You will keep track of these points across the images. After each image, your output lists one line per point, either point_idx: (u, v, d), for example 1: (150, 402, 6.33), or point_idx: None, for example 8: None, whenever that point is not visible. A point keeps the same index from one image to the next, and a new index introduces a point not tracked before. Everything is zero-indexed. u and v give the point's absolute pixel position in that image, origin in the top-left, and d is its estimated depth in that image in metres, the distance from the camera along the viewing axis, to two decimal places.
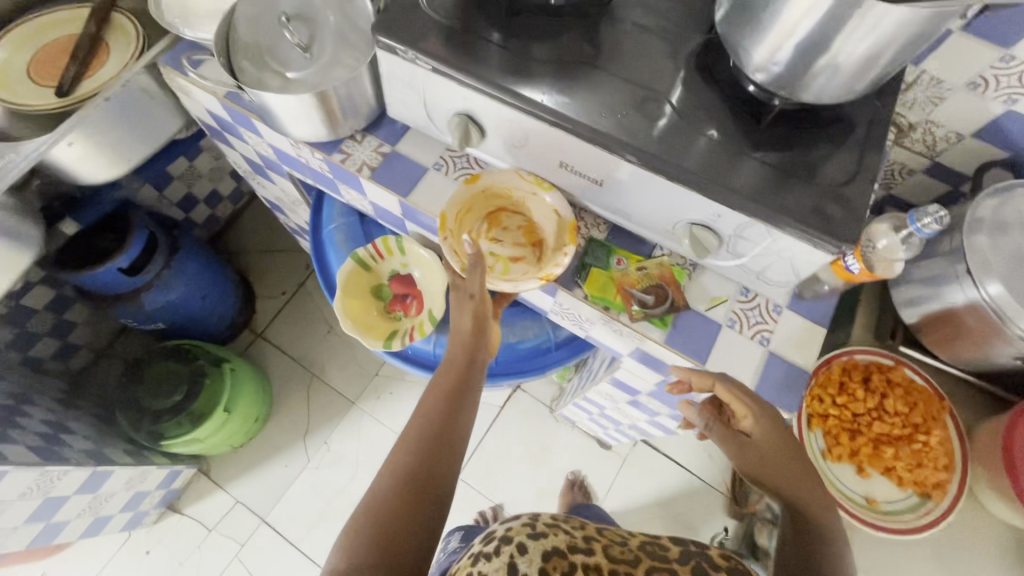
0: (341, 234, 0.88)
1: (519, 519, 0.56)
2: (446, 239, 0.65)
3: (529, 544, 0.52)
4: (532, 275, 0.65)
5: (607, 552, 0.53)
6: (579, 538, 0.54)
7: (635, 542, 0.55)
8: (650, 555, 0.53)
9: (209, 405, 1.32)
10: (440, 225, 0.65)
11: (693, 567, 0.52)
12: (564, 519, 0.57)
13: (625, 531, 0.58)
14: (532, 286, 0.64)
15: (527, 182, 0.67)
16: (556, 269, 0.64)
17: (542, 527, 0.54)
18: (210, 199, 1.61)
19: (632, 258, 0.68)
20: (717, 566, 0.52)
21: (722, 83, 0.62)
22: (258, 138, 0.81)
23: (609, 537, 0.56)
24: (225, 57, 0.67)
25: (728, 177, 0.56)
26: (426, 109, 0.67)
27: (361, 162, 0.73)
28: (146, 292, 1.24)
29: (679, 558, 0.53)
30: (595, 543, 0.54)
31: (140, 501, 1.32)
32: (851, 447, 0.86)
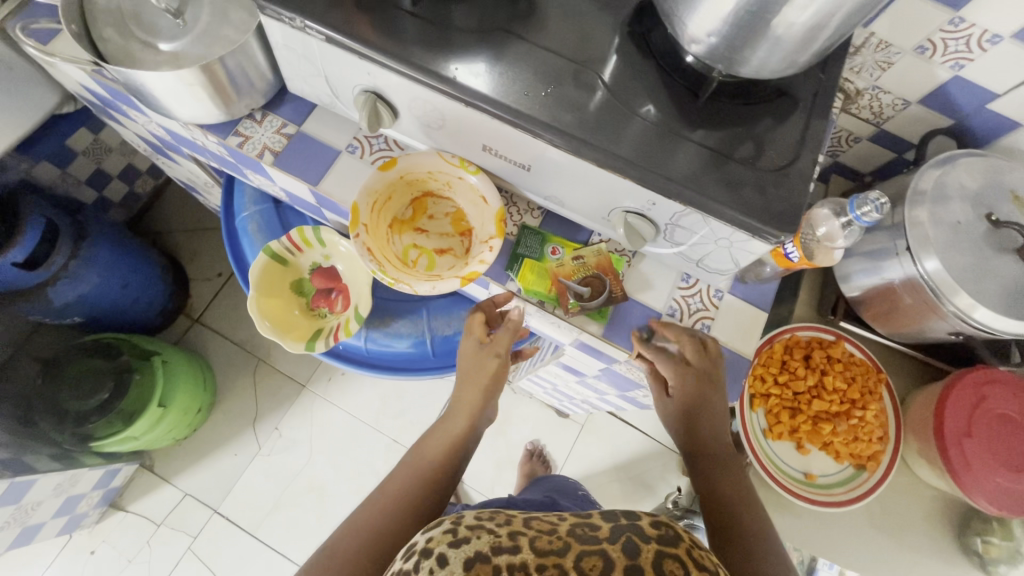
0: (255, 223, 0.79)
1: (441, 526, 0.48)
2: (359, 236, 0.57)
3: (451, 553, 0.44)
4: (453, 274, 0.59)
5: (534, 545, 0.45)
6: (503, 536, 0.46)
7: (564, 529, 0.48)
8: (579, 539, 0.46)
9: (141, 402, 1.24)
10: (350, 222, 0.57)
11: (623, 542, 0.45)
12: (488, 518, 0.49)
13: (556, 516, 0.51)
14: (451, 288, 0.58)
15: (452, 166, 0.60)
16: (480, 267, 0.58)
17: (465, 532, 0.47)
18: (125, 175, 1.46)
19: (567, 248, 0.63)
20: (648, 538, 0.45)
21: (659, 54, 0.55)
22: (145, 117, 0.71)
23: (535, 529, 0.48)
24: (78, 27, 0.56)
25: (662, 164, 0.51)
26: (329, 84, 0.58)
27: (262, 145, 0.64)
28: (53, 286, 1.12)
29: (609, 536, 0.46)
30: (521, 537, 0.46)
31: (75, 504, 1.25)
32: (792, 425, 0.92)
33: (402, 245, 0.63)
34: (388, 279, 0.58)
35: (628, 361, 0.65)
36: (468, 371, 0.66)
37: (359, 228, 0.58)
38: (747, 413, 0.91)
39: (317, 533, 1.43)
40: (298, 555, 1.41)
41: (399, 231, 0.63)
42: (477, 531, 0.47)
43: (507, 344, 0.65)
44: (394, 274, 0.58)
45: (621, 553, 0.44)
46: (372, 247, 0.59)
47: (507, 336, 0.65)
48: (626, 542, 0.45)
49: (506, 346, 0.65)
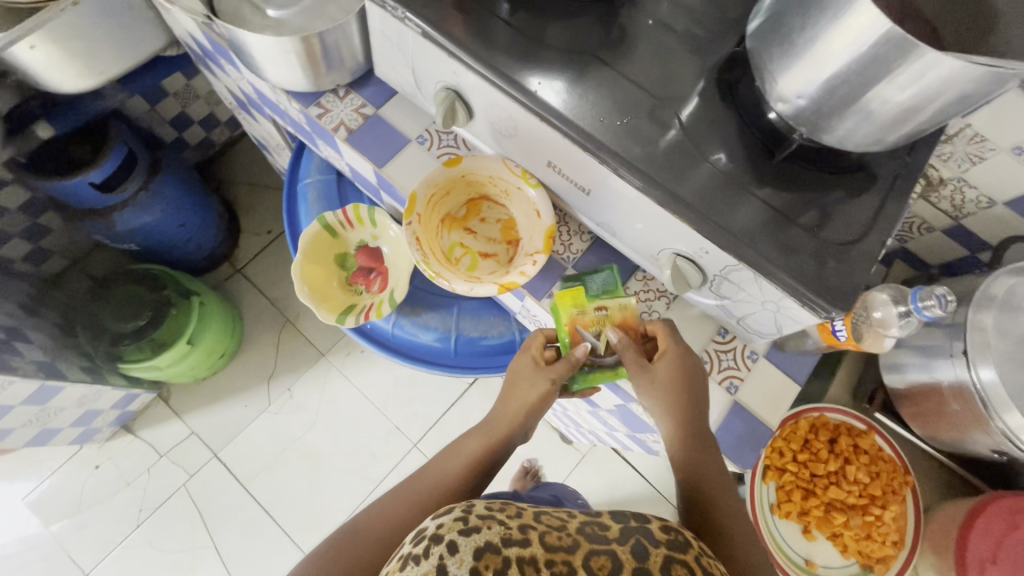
0: (315, 191, 0.82)
1: (451, 513, 0.48)
2: (410, 225, 0.58)
3: (461, 541, 0.45)
4: (492, 281, 0.60)
5: (543, 540, 0.46)
6: (514, 528, 0.47)
7: (573, 527, 0.49)
8: (589, 538, 0.47)
9: (172, 335, 1.29)
10: (405, 206, 0.58)
11: (633, 544, 0.47)
12: (498, 508, 0.49)
13: (564, 513, 0.52)
14: (489, 294, 0.59)
15: (513, 174, 0.60)
16: (521, 280, 0.58)
17: (475, 521, 0.47)
18: (205, 122, 1.54)
19: (606, 298, 0.60)
20: (658, 543, 0.47)
21: (740, 102, 0.55)
22: (239, 74, 0.75)
23: (545, 523, 0.49)
24: None
25: (723, 214, 0.51)
26: (414, 75, 0.60)
27: (339, 121, 0.66)
28: (119, 211, 1.19)
29: (619, 538, 0.48)
30: (530, 531, 0.47)
31: (92, 419, 1.30)
32: (802, 507, 0.90)
33: (448, 242, 0.64)
34: (429, 272, 0.59)
35: None
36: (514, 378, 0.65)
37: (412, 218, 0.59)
38: (757, 484, 0.90)
39: (306, 498, 1.45)
40: (282, 518, 1.44)
41: (449, 228, 0.64)
42: (488, 521, 0.47)
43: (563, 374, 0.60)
44: (435, 270, 0.59)
45: (630, 556, 0.46)
46: (421, 238, 0.60)
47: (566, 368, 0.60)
48: (635, 544, 0.47)
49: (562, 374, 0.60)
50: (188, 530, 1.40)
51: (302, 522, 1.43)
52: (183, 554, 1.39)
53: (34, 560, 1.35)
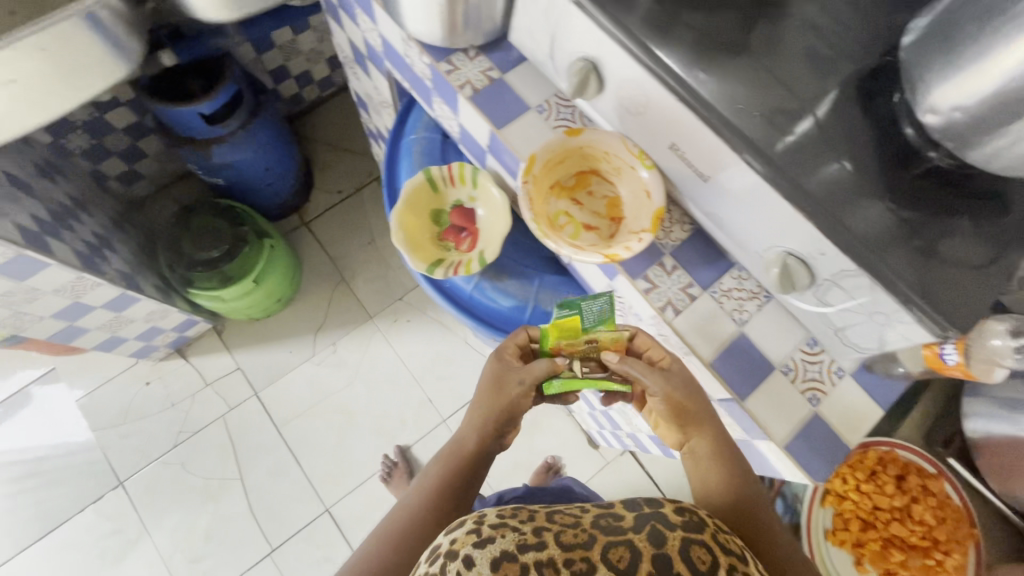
0: (420, 147, 0.85)
1: (464, 527, 0.53)
2: (527, 183, 0.61)
3: (478, 554, 0.50)
4: (595, 250, 0.60)
5: (559, 540, 0.51)
6: (528, 534, 0.52)
7: (586, 522, 0.54)
8: (603, 532, 0.53)
9: (241, 272, 1.34)
10: (525, 161, 0.60)
11: (649, 531, 0.52)
12: (510, 515, 0.54)
13: (576, 509, 0.57)
14: (592, 260, 0.59)
15: (630, 154, 0.62)
16: (625, 252, 0.59)
17: (489, 533, 0.52)
18: (300, 78, 1.62)
19: (601, 330, 0.63)
20: (674, 525, 0.52)
21: (876, 110, 0.55)
22: (371, 25, 0.79)
23: (559, 523, 0.54)
24: None
25: (843, 213, 0.51)
26: (551, 45, 0.62)
27: (466, 79, 0.69)
28: (218, 145, 1.25)
29: (634, 526, 0.53)
30: (545, 533, 0.52)
31: (153, 335, 1.36)
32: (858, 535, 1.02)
33: (554, 208, 0.65)
34: (537, 232, 0.61)
35: (721, 402, 0.64)
36: (493, 382, 0.66)
37: (531, 172, 0.61)
38: (819, 505, 1.03)
39: (333, 451, 1.49)
40: (308, 466, 1.47)
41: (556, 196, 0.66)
42: (501, 530, 0.52)
43: (538, 375, 0.64)
44: (543, 230, 0.61)
45: (647, 543, 0.51)
46: (534, 198, 0.62)
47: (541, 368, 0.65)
48: (651, 530, 0.52)
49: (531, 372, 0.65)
50: (220, 462, 1.45)
51: (325, 474, 1.47)
52: (211, 482, 1.44)
53: (77, 459, 1.43)
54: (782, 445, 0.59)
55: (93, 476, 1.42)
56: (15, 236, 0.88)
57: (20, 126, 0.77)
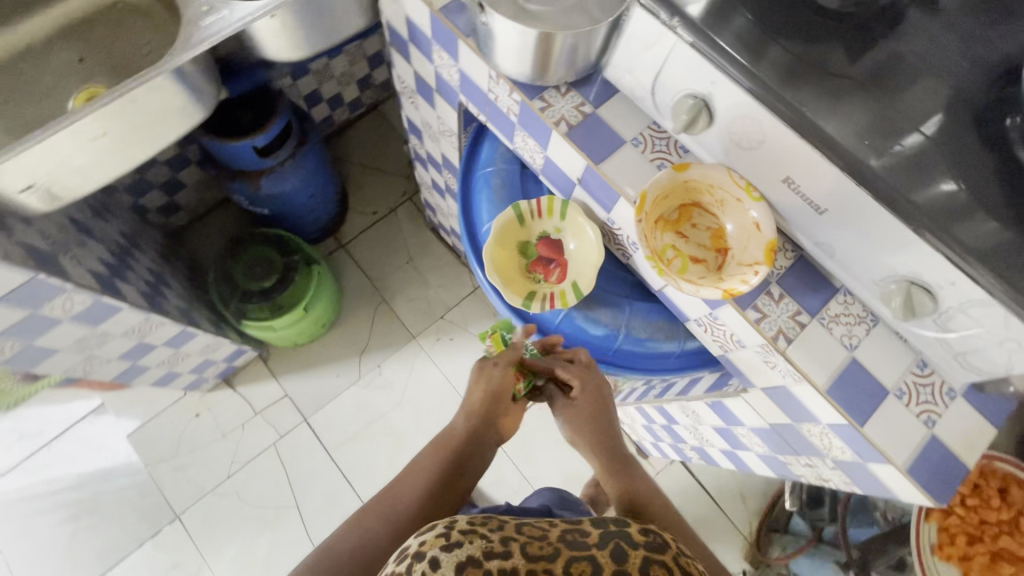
0: (498, 180, 0.86)
1: (434, 529, 0.55)
2: (640, 222, 0.63)
3: (444, 558, 0.52)
4: (712, 285, 0.62)
5: (525, 552, 0.54)
6: (495, 543, 0.54)
7: (554, 535, 0.57)
8: (568, 546, 0.55)
9: (291, 300, 1.35)
10: (637, 201, 0.62)
11: (611, 548, 0.54)
12: (480, 522, 0.56)
13: (546, 521, 0.59)
14: (713, 296, 0.61)
15: (738, 187, 0.63)
16: (742, 287, 0.61)
17: (457, 537, 0.54)
18: (332, 101, 1.62)
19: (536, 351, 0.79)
20: (636, 544, 0.54)
21: (986, 130, 0.55)
22: (450, 61, 0.79)
23: (527, 534, 0.56)
24: None
25: (954, 230, 0.52)
26: (654, 82, 0.63)
27: (560, 115, 0.69)
28: (266, 176, 1.25)
29: (598, 542, 0.55)
30: (513, 543, 0.54)
31: (206, 368, 1.36)
32: (965, 551, 0.89)
33: (662, 242, 0.67)
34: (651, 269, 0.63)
35: (832, 427, 0.65)
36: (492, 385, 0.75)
37: (642, 211, 0.63)
38: (919, 521, 0.92)
39: (386, 473, 1.49)
40: (362, 489, 1.47)
41: (662, 230, 0.67)
42: (470, 536, 0.54)
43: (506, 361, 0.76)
44: (659, 267, 0.62)
45: (610, 559, 0.53)
46: (646, 235, 0.64)
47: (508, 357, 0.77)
48: (616, 548, 0.54)
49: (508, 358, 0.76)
50: (274, 490, 1.45)
51: None
52: (268, 510, 1.43)
53: (133, 494, 1.43)
54: (902, 468, 0.60)
55: (150, 510, 1.42)
56: (93, 283, 0.89)
57: (109, 176, 0.77)
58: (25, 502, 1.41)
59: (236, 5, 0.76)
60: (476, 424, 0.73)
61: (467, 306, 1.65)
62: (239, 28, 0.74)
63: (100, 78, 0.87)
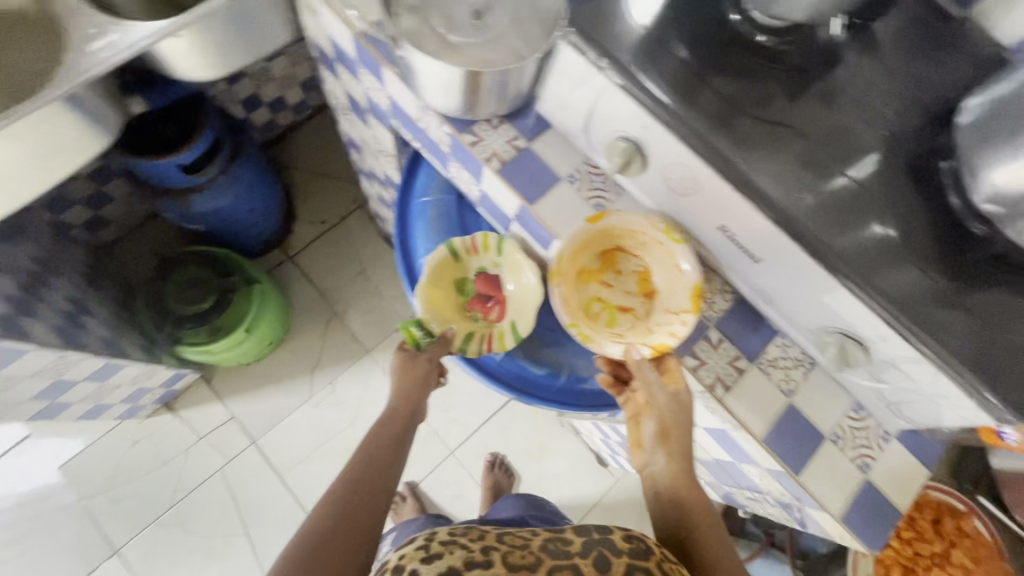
0: (436, 210, 0.82)
1: (413, 544, 0.59)
2: (556, 286, 0.62)
3: (423, 569, 0.55)
4: (638, 343, 0.61)
5: (505, 560, 0.56)
6: (476, 552, 0.57)
7: (536, 543, 0.60)
8: (551, 556, 0.57)
9: (230, 322, 1.27)
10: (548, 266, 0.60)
11: (594, 557, 0.57)
12: (460, 534, 0.60)
13: (529, 533, 0.62)
14: (638, 355, 0.61)
15: (657, 231, 0.60)
16: (670, 342, 0.60)
17: (437, 549, 0.58)
18: (274, 105, 1.53)
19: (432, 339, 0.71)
20: (619, 552, 0.57)
21: (917, 176, 0.54)
22: (377, 87, 0.74)
23: (507, 543, 0.59)
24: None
25: (875, 279, 0.51)
26: (587, 120, 0.59)
27: (491, 151, 0.65)
28: (197, 193, 1.17)
29: (581, 552, 0.58)
30: (493, 553, 0.57)
31: (140, 396, 1.28)
32: None
33: (586, 296, 0.65)
34: (575, 331, 0.61)
35: (771, 471, 0.64)
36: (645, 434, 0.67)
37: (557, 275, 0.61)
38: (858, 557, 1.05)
39: None
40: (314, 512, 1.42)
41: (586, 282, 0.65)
42: (449, 548, 0.58)
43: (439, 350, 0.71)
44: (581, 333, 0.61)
45: (591, 567, 0.56)
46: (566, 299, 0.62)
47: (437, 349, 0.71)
48: (598, 557, 0.57)
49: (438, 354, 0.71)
50: (221, 517, 1.39)
51: None
52: (214, 540, 1.37)
53: (67, 529, 1.35)
54: (837, 514, 0.60)
55: (85, 544, 1.34)
56: None
57: None
58: None
59: (128, 28, 0.67)
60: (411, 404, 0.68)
61: None
62: (136, 53, 0.67)
63: None
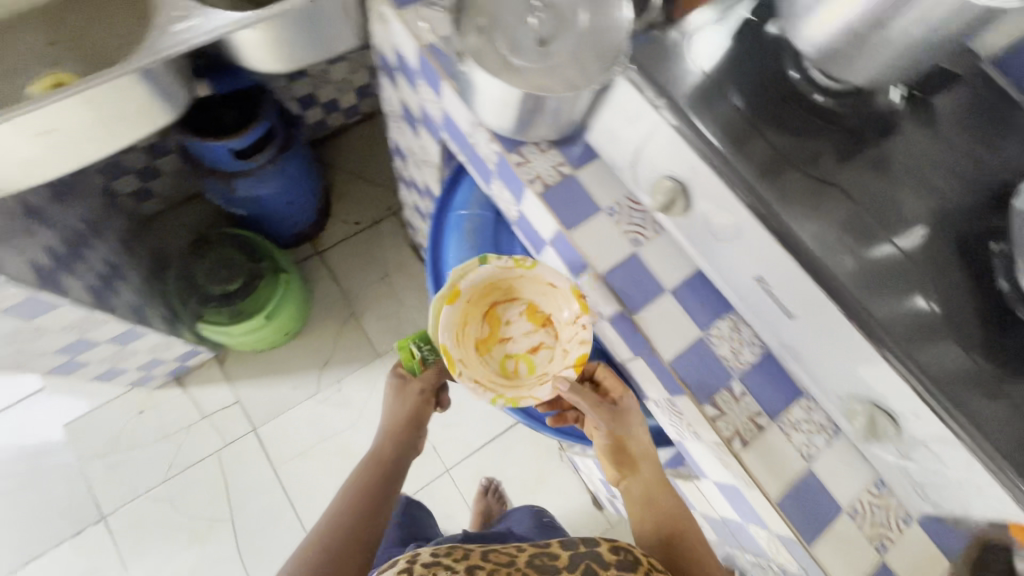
0: (472, 224, 0.83)
1: (401, 564, 0.64)
2: (462, 373, 0.66)
3: None
4: (563, 367, 0.68)
5: None
6: (462, 569, 0.63)
7: (521, 560, 0.66)
8: (536, 567, 0.64)
9: (252, 306, 1.29)
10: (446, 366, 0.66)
11: (581, 569, 0.63)
12: (444, 554, 0.65)
13: (513, 548, 0.68)
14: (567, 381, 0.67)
15: (513, 269, 0.70)
16: (585, 348, 0.67)
17: (422, 569, 0.63)
18: (328, 106, 1.59)
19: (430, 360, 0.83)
20: (604, 564, 0.63)
21: (966, 253, 0.53)
22: (434, 99, 0.76)
23: (492, 561, 0.65)
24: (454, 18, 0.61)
25: (916, 355, 0.50)
26: (635, 156, 0.60)
27: (536, 173, 0.66)
28: (243, 178, 1.20)
29: (569, 566, 0.64)
30: (480, 569, 0.63)
31: (154, 366, 1.30)
32: None
33: (497, 360, 0.71)
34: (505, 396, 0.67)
35: (780, 537, 0.61)
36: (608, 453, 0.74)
37: (457, 365, 0.67)
38: None
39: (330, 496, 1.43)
40: (302, 509, 1.41)
41: (488, 349, 0.72)
42: (434, 567, 0.63)
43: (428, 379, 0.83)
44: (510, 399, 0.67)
45: None
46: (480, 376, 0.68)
47: (430, 375, 0.83)
48: (585, 569, 0.63)
49: (429, 381, 0.83)
50: (210, 500, 1.38)
51: None
52: (200, 522, 1.36)
53: (60, 488, 1.35)
54: None
55: (74, 506, 1.34)
56: (31, 278, 0.83)
57: (58, 170, 0.73)
58: None
59: (210, 17, 0.71)
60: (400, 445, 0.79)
61: None
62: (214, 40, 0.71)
63: (70, 66, 0.84)
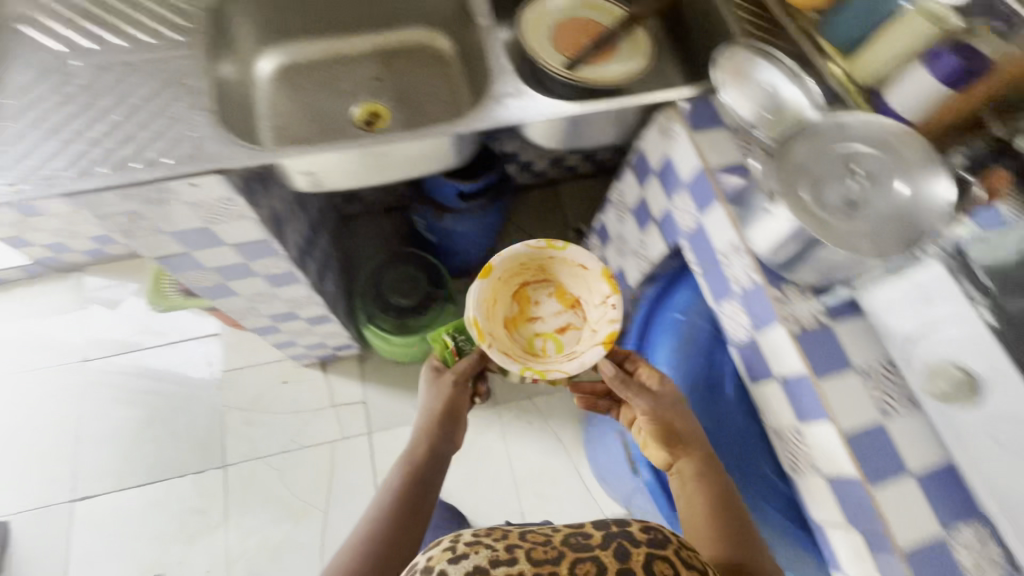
0: (686, 330, 0.86)
1: (440, 546, 0.54)
2: (493, 344, 0.77)
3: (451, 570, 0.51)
4: (591, 346, 0.77)
5: (529, 556, 0.52)
6: (500, 551, 0.52)
7: (558, 538, 0.55)
8: (572, 550, 0.53)
9: (416, 325, 1.40)
10: (477, 337, 0.75)
11: (615, 548, 0.53)
12: (485, 534, 0.55)
13: (548, 527, 0.58)
14: (598, 357, 0.76)
15: (544, 249, 0.82)
16: (613, 327, 0.77)
17: (463, 549, 0.53)
18: (524, 167, 1.74)
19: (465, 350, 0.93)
20: (638, 544, 0.53)
21: None
22: (694, 212, 0.82)
23: (530, 540, 0.55)
24: (774, 159, 0.66)
25: None
26: (920, 333, 0.62)
27: (793, 314, 0.68)
28: (453, 215, 1.34)
29: (602, 544, 0.53)
30: (517, 550, 0.53)
31: (317, 347, 1.43)
32: None
33: (526, 338, 0.81)
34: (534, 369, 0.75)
35: None
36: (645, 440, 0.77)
37: (488, 336, 0.77)
38: None
39: None
40: None
41: (517, 326, 0.82)
42: (476, 547, 0.53)
43: (463, 370, 0.88)
44: (540, 371, 0.75)
45: (613, 560, 0.52)
46: (506, 350, 0.78)
47: (467, 364, 0.88)
48: (619, 550, 0.53)
49: (463, 371, 0.88)
50: (311, 486, 1.46)
51: None
52: (297, 503, 1.43)
53: (198, 426, 1.49)
54: None
55: (204, 447, 1.47)
56: (296, 257, 0.97)
57: (366, 183, 0.87)
58: (117, 384, 1.52)
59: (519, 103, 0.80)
60: (436, 439, 0.80)
61: (557, 399, 1.62)
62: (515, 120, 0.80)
63: (387, 99, 1.00)
